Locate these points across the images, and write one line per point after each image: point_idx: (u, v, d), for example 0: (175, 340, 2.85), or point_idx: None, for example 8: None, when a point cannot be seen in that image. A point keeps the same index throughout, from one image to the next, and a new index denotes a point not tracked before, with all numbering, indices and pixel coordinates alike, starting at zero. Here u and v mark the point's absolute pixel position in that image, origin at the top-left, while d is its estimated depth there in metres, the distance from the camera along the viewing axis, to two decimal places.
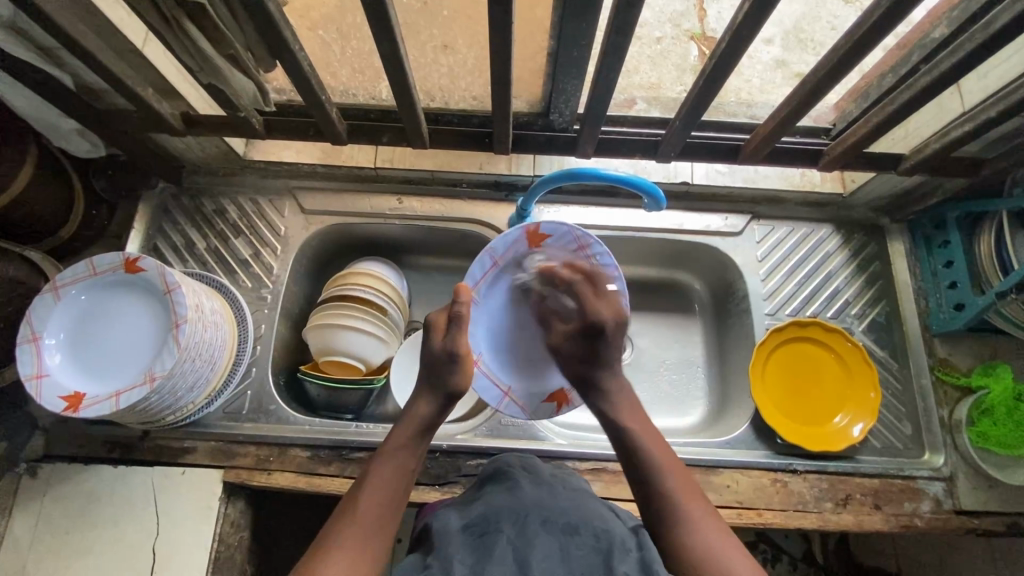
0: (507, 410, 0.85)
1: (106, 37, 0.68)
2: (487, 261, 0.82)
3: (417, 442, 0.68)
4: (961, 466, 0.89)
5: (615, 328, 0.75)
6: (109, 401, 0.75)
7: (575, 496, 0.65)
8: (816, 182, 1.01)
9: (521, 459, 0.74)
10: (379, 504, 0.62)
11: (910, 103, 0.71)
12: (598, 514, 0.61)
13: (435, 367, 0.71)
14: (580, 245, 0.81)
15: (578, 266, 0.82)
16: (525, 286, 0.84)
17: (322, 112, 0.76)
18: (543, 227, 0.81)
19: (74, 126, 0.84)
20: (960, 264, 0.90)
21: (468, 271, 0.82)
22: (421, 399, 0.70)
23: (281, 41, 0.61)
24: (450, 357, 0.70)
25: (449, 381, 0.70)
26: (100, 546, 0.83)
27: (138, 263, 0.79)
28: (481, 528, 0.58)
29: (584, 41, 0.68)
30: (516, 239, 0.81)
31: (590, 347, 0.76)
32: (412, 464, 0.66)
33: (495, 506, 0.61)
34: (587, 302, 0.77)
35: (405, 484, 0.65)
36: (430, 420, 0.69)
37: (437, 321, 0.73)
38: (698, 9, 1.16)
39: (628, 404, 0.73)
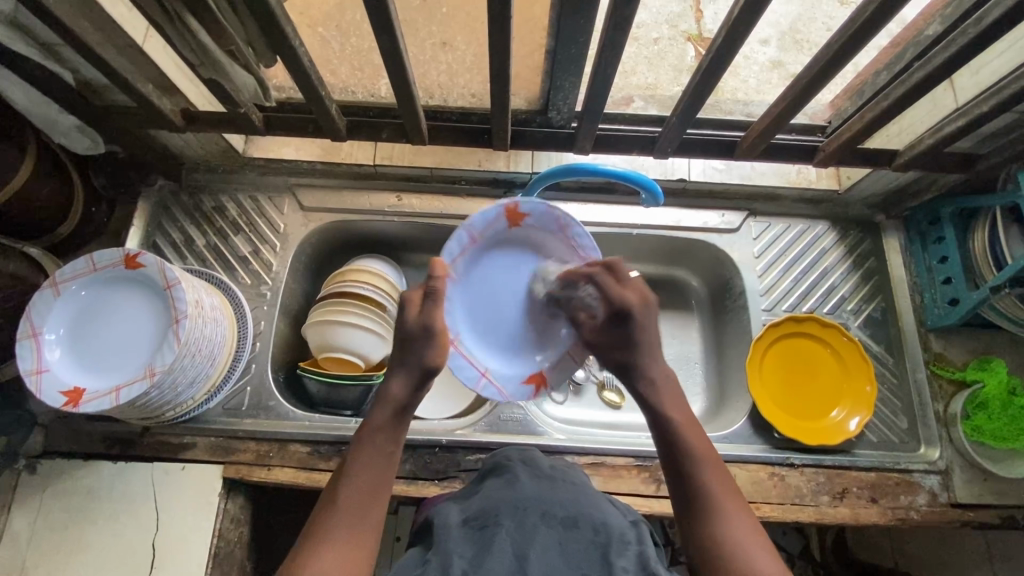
0: (485, 391, 0.82)
1: (108, 33, 0.69)
2: (464, 236, 0.79)
3: (395, 425, 0.66)
4: (957, 460, 0.90)
5: (641, 309, 0.70)
6: (108, 396, 0.75)
7: (574, 490, 0.65)
8: (813, 179, 1.02)
9: (522, 453, 0.74)
10: (361, 492, 0.61)
11: (903, 98, 0.72)
12: (596, 507, 0.62)
13: (407, 344, 0.68)
14: (561, 224, 0.83)
15: (554, 244, 0.84)
16: (500, 262, 0.83)
17: (322, 108, 0.76)
18: (523, 204, 0.81)
19: (73, 123, 0.83)
20: (954, 259, 0.91)
21: (445, 247, 0.78)
22: (392, 381, 0.67)
23: (281, 35, 0.61)
24: (426, 331, 0.68)
25: (424, 358, 0.68)
26: (100, 541, 0.83)
27: (138, 259, 0.80)
28: (480, 522, 0.59)
29: (582, 37, 0.69)
30: (496, 215, 0.80)
31: (622, 334, 0.71)
32: (391, 448, 0.65)
33: (494, 500, 0.62)
34: (612, 290, 0.71)
35: (387, 471, 0.63)
36: (404, 400, 0.67)
37: (412, 297, 0.71)
38: (695, 11, 1.17)
39: (668, 389, 0.69)
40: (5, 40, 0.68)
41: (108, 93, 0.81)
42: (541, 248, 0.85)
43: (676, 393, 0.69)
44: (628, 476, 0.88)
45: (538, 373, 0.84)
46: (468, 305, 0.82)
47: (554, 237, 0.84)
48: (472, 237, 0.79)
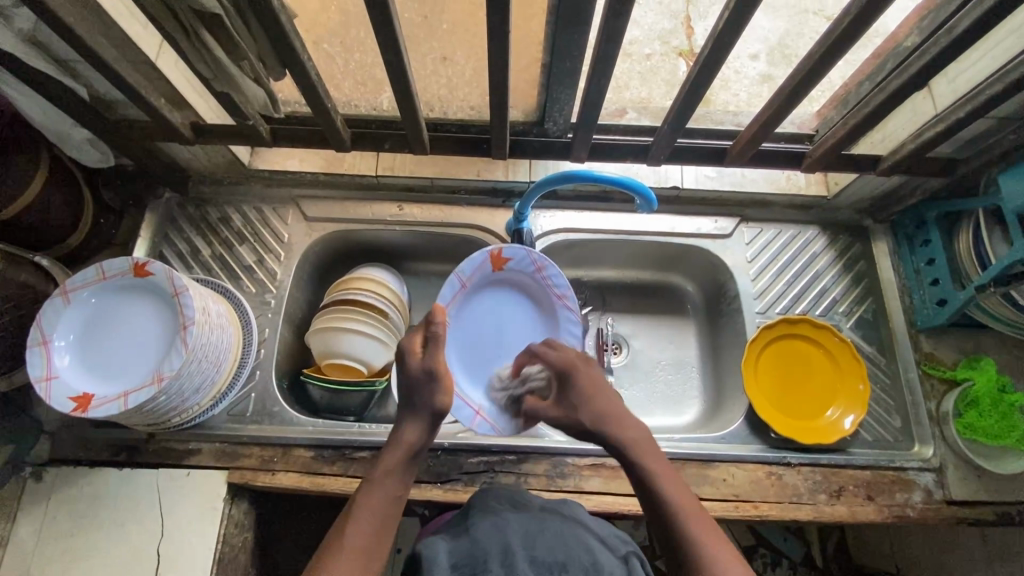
0: (480, 428, 0.89)
1: (123, 49, 0.72)
2: (455, 283, 0.91)
3: (404, 470, 0.70)
4: (950, 458, 0.91)
5: (584, 365, 0.77)
6: (117, 401, 0.76)
7: (560, 530, 0.68)
8: (802, 185, 1.05)
9: (509, 494, 0.77)
10: (369, 529, 0.65)
11: (883, 104, 0.76)
12: (585, 548, 0.66)
13: (414, 388, 0.73)
14: (536, 267, 0.94)
15: (536, 286, 0.96)
16: (489, 304, 0.96)
17: (329, 120, 0.79)
18: (505, 249, 0.92)
19: (85, 136, 0.87)
20: (941, 261, 0.94)
21: (439, 293, 0.91)
22: (408, 424, 0.72)
23: (290, 50, 0.64)
24: (430, 376, 0.72)
25: (431, 401, 0.72)
26: (105, 548, 0.83)
27: (146, 268, 0.82)
28: (469, 568, 0.62)
29: (576, 51, 0.72)
30: (481, 261, 0.92)
31: (570, 393, 0.75)
32: (399, 492, 0.69)
33: (482, 543, 0.65)
34: (554, 357, 0.79)
35: (392, 513, 0.68)
36: (415, 446, 0.71)
37: (413, 345, 0.75)
38: (686, 27, 1.22)
39: (640, 436, 0.71)
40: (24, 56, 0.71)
41: (122, 108, 0.84)
42: (521, 289, 0.97)
43: (649, 442, 0.71)
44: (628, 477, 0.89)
45: None
46: (460, 342, 0.94)
47: (533, 280, 0.95)
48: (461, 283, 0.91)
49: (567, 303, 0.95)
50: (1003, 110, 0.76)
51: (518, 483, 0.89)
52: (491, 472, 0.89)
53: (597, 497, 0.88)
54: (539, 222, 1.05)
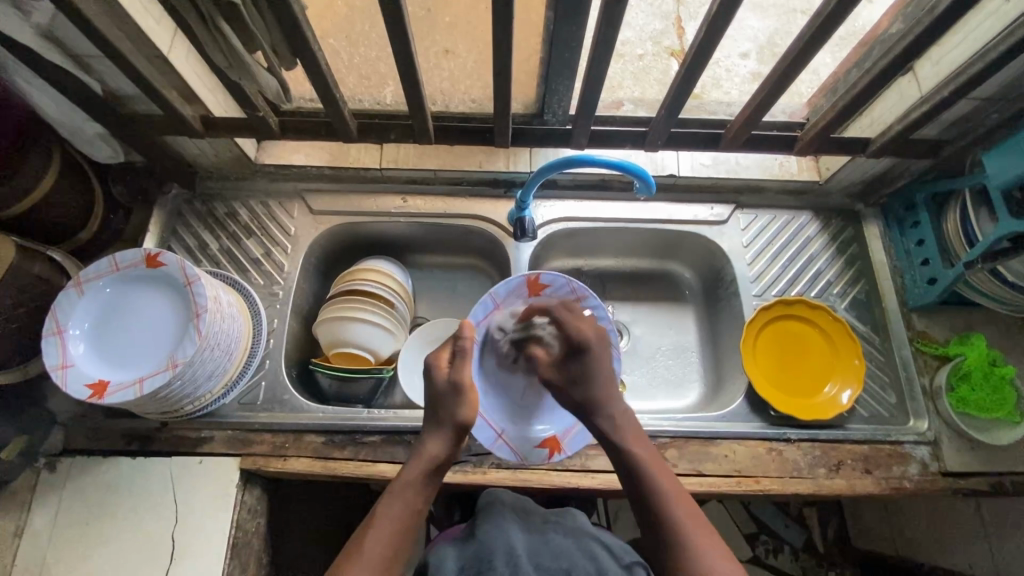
0: (499, 452, 0.88)
1: (138, 43, 0.74)
2: (489, 304, 0.88)
3: (427, 481, 0.72)
4: (945, 431, 0.94)
5: (597, 344, 0.81)
6: (133, 388, 0.78)
7: (564, 542, 0.73)
8: (794, 171, 1.07)
9: (515, 497, 0.83)
10: (391, 536, 0.67)
11: (869, 86, 0.79)
12: (588, 554, 0.71)
13: (440, 402, 0.76)
14: (577, 293, 0.89)
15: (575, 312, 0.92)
16: None
17: (337, 111, 0.82)
18: (544, 275, 0.88)
19: (97, 131, 0.89)
20: (930, 241, 0.97)
21: (470, 312, 0.88)
22: (432, 438, 0.75)
23: (302, 38, 0.67)
24: (455, 388, 0.76)
25: (456, 415, 0.75)
26: (120, 535, 0.85)
27: (159, 258, 0.84)
28: (474, 570, 0.67)
29: (575, 41, 0.75)
30: (517, 285, 0.89)
31: (578, 366, 0.80)
32: (420, 504, 0.71)
33: (488, 548, 0.70)
34: (570, 324, 0.82)
35: (414, 524, 0.69)
36: (440, 458, 0.74)
37: (440, 361, 0.79)
38: (676, 28, 1.26)
39: (630, 425, 0.77)
40: (41, 50, 0.73)
41: (134, 103, 0.86)
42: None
43: (639, 433, 0.77)
44: None
45: (553, 436, 0.90)
46: (490, 363, 0.91)
47: (572, 305, 0.91)
48: (495, 305, 0.88)
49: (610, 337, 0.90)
50: (984, 91, 0.79)
51: (525, 463, 0.90)
52: (499, 453, 0.91)
53: (603, 475, 0.90)
54: (540, 211, 1.07)
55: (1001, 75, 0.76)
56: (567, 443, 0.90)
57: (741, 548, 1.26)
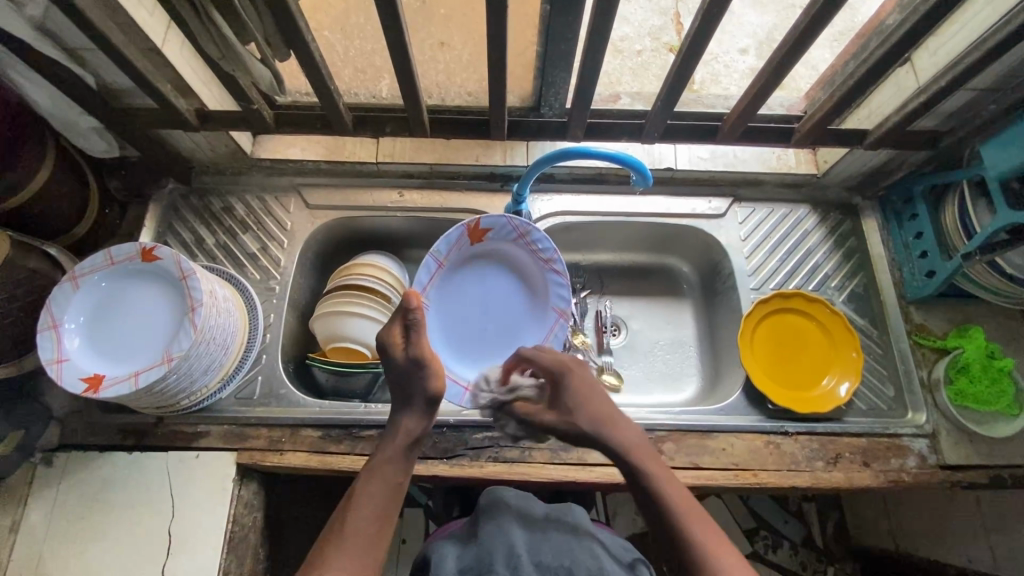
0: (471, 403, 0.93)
1: (132, 36, 0.74)
2: (432, 263, 0.95)
3: (405, 457, 0.72)
4: (943, 424, 0.93)
5: (574, 367, 0.80)
6: (127, 382, 0.78)
7: (566, 541, 0.73)
8: (792, 164, 1.07)
9: (519, 495, 0.81)
10: (372, 511, 0.67)
11: (866, 77, 0.79)
12: (591, 553, 0.71)
13: (405, 380, 0.75)
14: (516, 233, 0.96)
15: (520, 251, 0.98)
16: (469, 278, 0.99)
17: (331, 104, 0.81)
18: (481, 221, 0.94)
19: (92, 125, 0.89)
20: (929, 233, 0.96)
21: (417, 276, 0.94)
22: (405, 414, 0.75)
23: (295, 27, 0.67)
24: (418, 364, 0.74)
25: (425, 388, 0.75)
26: (117, 530, 0.85)
27: (154, 252, 0.83)
28: (475, 570, 0.67)
29: (570, 33, 0.75)
30: (457, 238, 0.95)
31: (564, 393, 0.78)
32: (400, 478, 0.71)
33: (488, 548, 0.70)
34: (544, 359, 0.82)
35: (395, 498, 0.69)
36: (415, 433, 0.74)
37: (393, 337, 0.76)
38: (675, 23, 1.25)
39: (638, 441, 0.74)
40: (34, 43, 0.73)
41: (128, 97, 0.86)
42: (508, 259, 0.99)
43: (644, 446, 0.73)
44: None
45: None
46: (445, 317, 0.98)
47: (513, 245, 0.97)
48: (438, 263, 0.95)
49: (554, 266, 0.97)
50: (982, 82, 0.79)
51: (522, 457, 0.90)
52: (496, 447, 0.91)
53: (600, 468, 0.90)
54: (537, 206, 1.07)
55: (999, 66, 0.76)
56: None
57: (740, 544, 1.26)
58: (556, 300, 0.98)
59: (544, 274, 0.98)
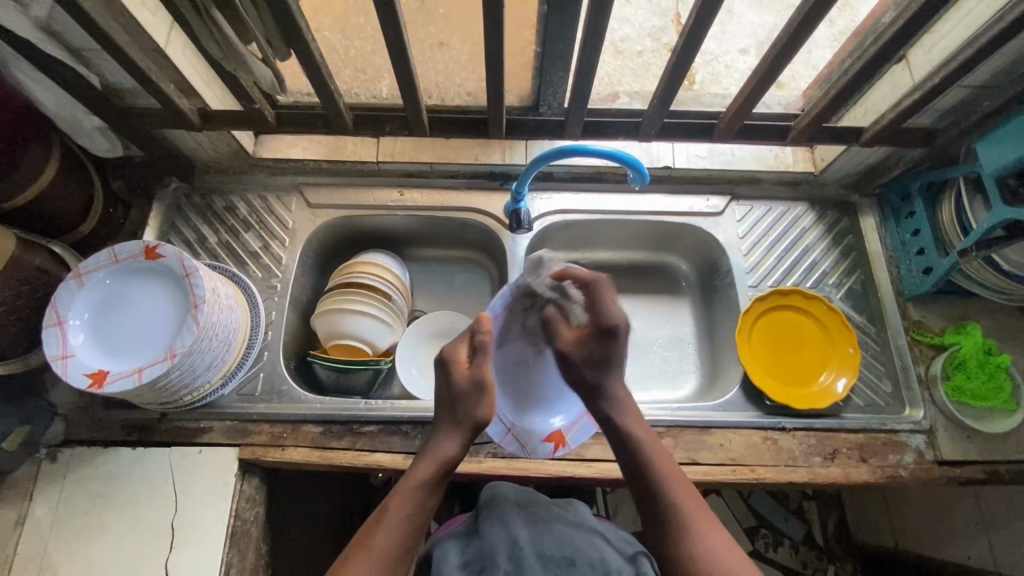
0: (508, 446, 0.89)
1: (135, 36, 0.75)
2: (510, 294, 0.79)
3: (439, 480, 0.72)
4: (940, 420, 0.94)
5: (625, 330, 0.76)
6: (131, 377, 0.79)
7: (568, 532, 0.73)
8: (789, 162, 1.08)
9: (518, 490, 0.81)
10: (401, 535, 0.67)
11: (860, 74, 0.80)
12: (593, 545, 0.71)
13: (457, 401, 0.74)
14: None
15: None
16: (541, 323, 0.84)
17: (332, 103, 0.82)
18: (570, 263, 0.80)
19: (96, 124, 0.90)
20: (926, 231, 0.96)
21: (489, 304, 0.78)
22: (447, 436, 0.73)
23: (295, 28, 0.68)
24: (477, 388, 0.73)
25: (473, 414, 0.73)
26: (121, 524, 0.86)
27: (158, 250, 0.85)
28: (478, 565, 0.67)
29: (567, 32, 0.76)
30: (540, 274, 0.80)
31: (607, 350, 0.76)
32: (432, 502, 0.71)
33: (490, 542, 0.69)
34: (602, 308, 0.75)
35: (423, 522, 0.70)
36: (454, 457, 0.73)
37: (459, 355, 0.75)
38: (675, 24, 1.26)
39: (630, 407, 0.78)
40: (39, 43, 0.75)
41: (132, 96, 0.87)
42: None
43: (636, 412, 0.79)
44: None
45: (558, 431, 0.90)
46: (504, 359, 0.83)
47: None
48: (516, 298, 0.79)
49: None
50: (976, 79, 0.80)
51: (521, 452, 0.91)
52: (495, 443, 0.91)
53: (598, 464, 0.90)
54: (536, 204, 1.07)
55: (991, 63, 0.77)
56: (571, 438, 0.90)
57: (740, 542, 1.27)
58: None
59: None
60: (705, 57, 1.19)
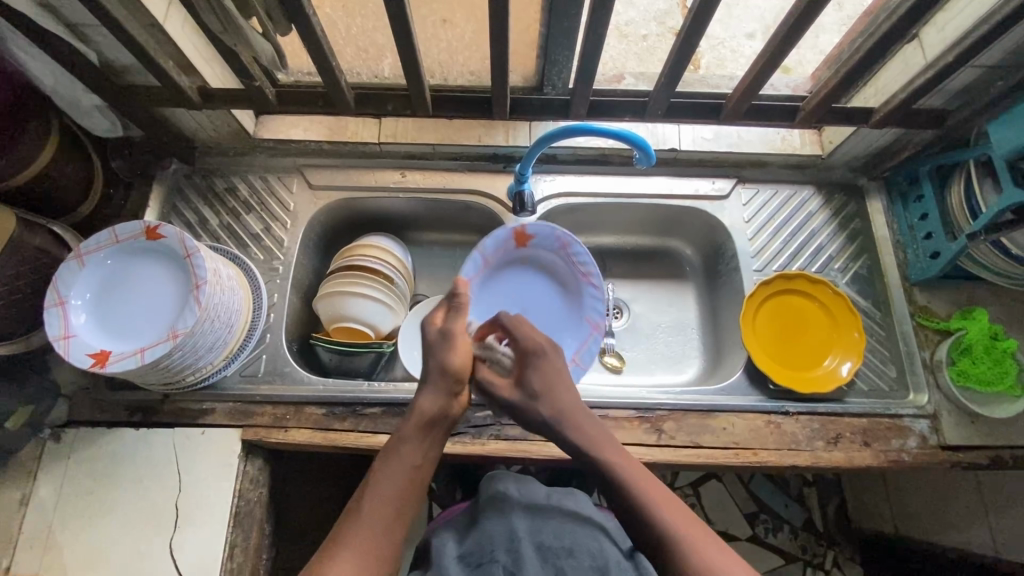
0: None
1: (134, 11, 0.74)
2: (478, 258, 0.99)
3: (423, 435, 0.71)
4: (945, 405, 0.93)
5: (551, 345, 0.79)
6: (134, 357, 0.78)
7: (567, 521, 0.74)
8: (796, 145, 1.06)
9: (519, 482, 0.79)
10: (391, 492, 0.65)
11: (870, 53, 0.78)
12: (591, 536, 0.72)
13: (431, 354, 0.75)
14: (563, 245, 1.00)
15: (560, 262, 1.02)
16: (512, 281, 1.03)
17: (333, 81, 0.81)
18: (529, 227, 1.00)
19: (95, 102, 0.89)
20: (934, 214, 0.95)
21: (463, 267, 0.98)
22: (424, 395, 0.73)
23: (297, 4, 0.67)
24: (445, 337, 0.75)
25: (445, 364, 0.74)
26: (125, 504, 0.86)
27: (159, 230, 0.84)
28: (475, 559, 0.69)
29: (573, 9, 0.74)
30: (504, 239, 1.00)
31: (538, 375, 0.76)
32: (419, 460, 0.69)
33: (488, 535, 0.71)
34: (521, 330, 0.79)
35: (414, 477, 0.68)
36: (433, 412, 0.72)
37: (432, 315, 0.78)
38: (680, 7, 1.23)
39: (598, 434, 0.72)
40: (39, 20, 0.74)
41: (132, 74, 0.86)
42: (549, 267, 1.03)
43: (604, 437, 0.72)
44: (630, 427, 0.91)
45: None
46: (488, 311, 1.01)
47: (556, 257, 1.02)
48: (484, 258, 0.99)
49: (592, 281, 1.01)
50: (989, 58, 0.78)
51: (523, 435, 0.90)
52: (498, 425, 0.91)
53: None
54: (540, 186, 1.06)
55: (1006, 42, 0.75)
56: None
57: (740, 527, 1.27)
58: (592, 313, 1.00)
59: (579, 285, 1.02)
60: (710, 41, 1.17)
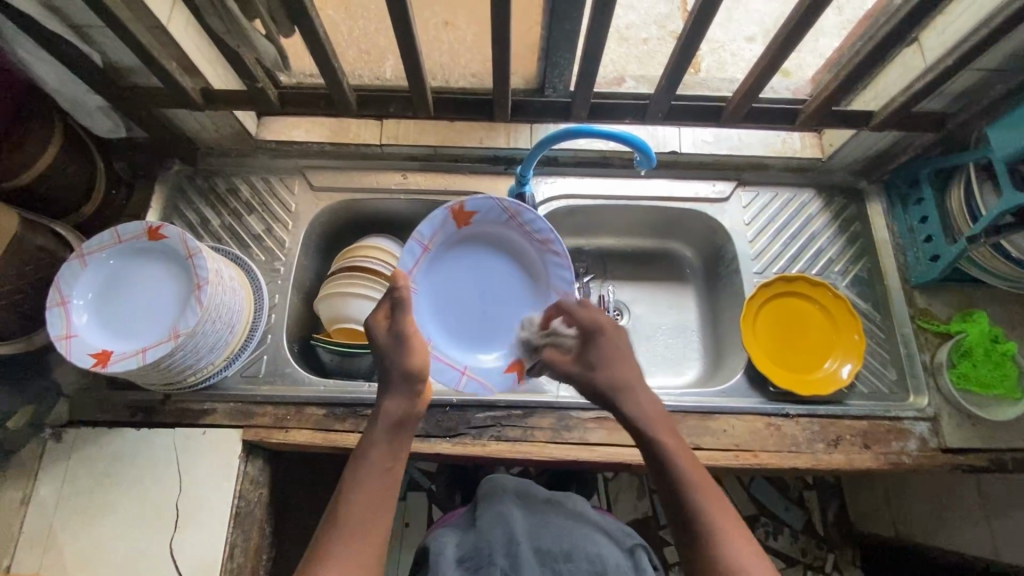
0: (467, 388, 0.90)
1: (138, 13, 0.74)
2: (417, 246, 0.90)
3: (393, 438, 0.70)
4: (945, 408, 0.93)
5: (611, 326, 0.79)
6: (135, 357, 0.78)
7: (566, 524, 0.75)
8: (796, 147, 1.07)
9: (518, 482, 0.81)
10: (367, 499, 0.65)
11: (869, 56, 0.79)
12: (590, 539, 0.72)
13: (384, 357, 0.75)
14: (511, 214, 0.92)
15: (511, 233, 0.94)
16: (462, 261, 0.95)
17: (335, 82, 0.82)
18: (468, 204, 0.91)
19: (98, 103, 0.90)
20: (934, 217, 0.95)
21: (400, 260, 0.89)
22: (387, 397, 0.72)
23: (300, 6, 0.67)
24: (395, 338, 0.75)
25: (402, 366, 0.73)
26: (125, 504, 0.86)
27: (161, 231, 0.84)
28: (473, 562, 0.69)
29: (574, 12, 0.75)
30: (441, 221, 0.91)
31: (596, 351, 0.77)
32: (391, 463, 0.69)
33: (487, 538, 0.71)
34: (582, 312, 0.81)
35: (390, 481, 0.68)
36: (399, 414, 0.71)
37: (377, 315, 0.78)
38: (681, 10, 1.23)
39: (654, 411, 0.71)
40: (44, 21, 0.75)
41: (135, 75, 0.87)
42: (499, 240, 0.95)
43: (659, 412, 0.71)
44: None
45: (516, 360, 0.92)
46: (439, 300, 0.93)
47: (505, 227, 0.94)
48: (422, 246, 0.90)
49: (553, 248, 0.93)
50: (988, 62, 0.79)
51: (523, 436, 0.90)
52: (498, 426, 0.91)
53: (601, 449, 0.90)
54: (541, 188, 1.07)
55: (1004, 45, 0.76)
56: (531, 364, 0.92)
57: None
58: (557, 282, 0.94)
59: (542, 258, 0.95)
60: (711, 45, 1.17)
